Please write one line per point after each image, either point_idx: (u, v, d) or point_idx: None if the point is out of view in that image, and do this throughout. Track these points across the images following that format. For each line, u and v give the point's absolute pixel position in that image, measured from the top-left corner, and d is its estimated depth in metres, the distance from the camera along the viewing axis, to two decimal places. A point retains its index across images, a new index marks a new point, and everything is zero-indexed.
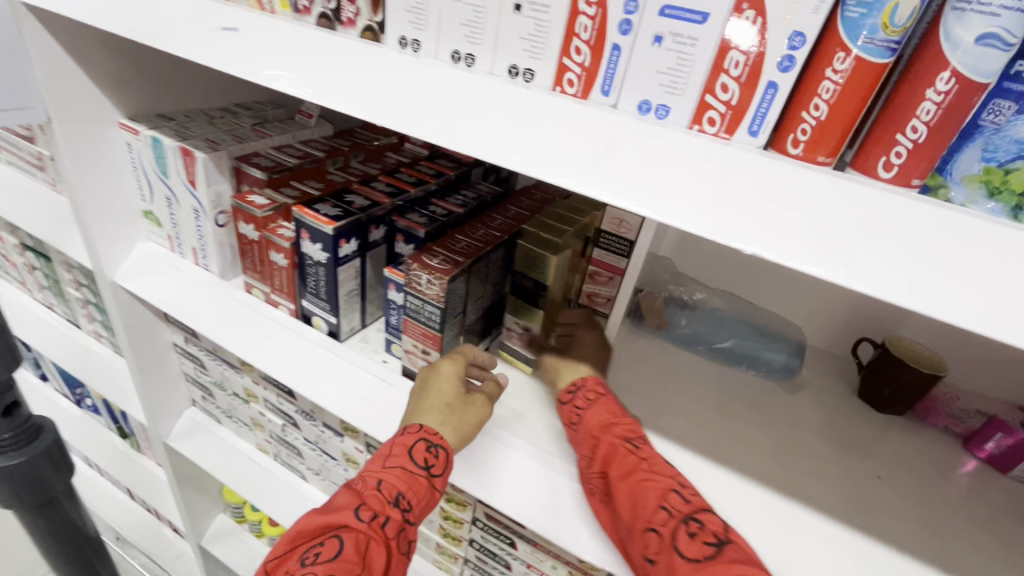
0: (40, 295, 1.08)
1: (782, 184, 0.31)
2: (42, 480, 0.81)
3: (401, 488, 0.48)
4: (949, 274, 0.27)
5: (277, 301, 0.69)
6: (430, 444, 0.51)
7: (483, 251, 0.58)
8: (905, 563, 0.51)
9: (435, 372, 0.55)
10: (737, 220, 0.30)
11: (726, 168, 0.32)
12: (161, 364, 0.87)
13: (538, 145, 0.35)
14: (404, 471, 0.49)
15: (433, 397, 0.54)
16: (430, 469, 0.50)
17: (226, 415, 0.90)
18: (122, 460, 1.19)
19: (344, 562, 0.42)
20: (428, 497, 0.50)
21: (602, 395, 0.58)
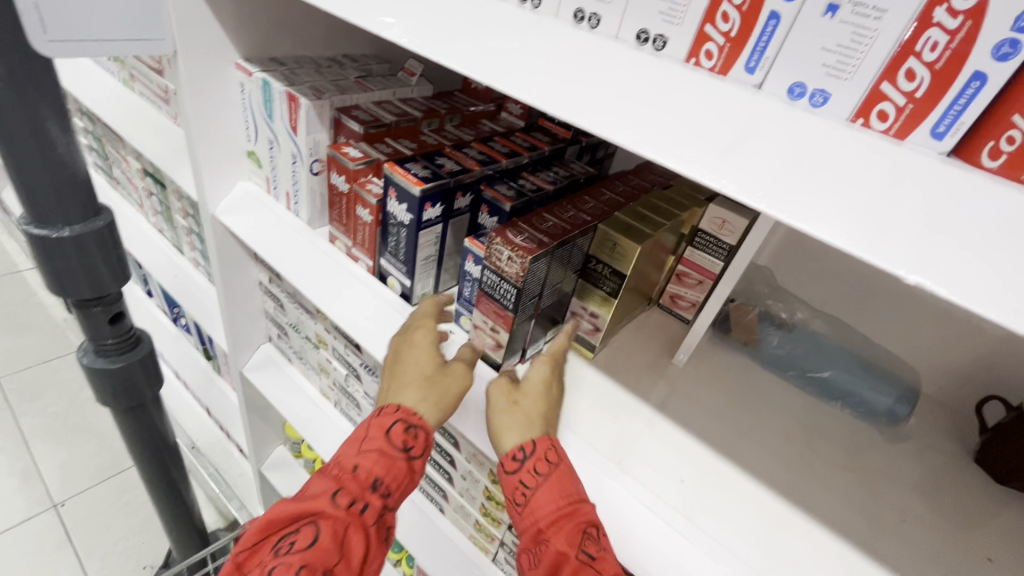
0: (153, 219, 1.18)
1: (964, 200, 0.25)
2: (136, 386, 0.89)
3: (378, 474, 0.49)
4: None
5: (356, 256, 0.70)
6: (409, 425, 0.51)
7: (570, 234, 0.54)
8: None
9: (411, 343, 0.55)
10: (898, 237, 0.25)
11: (892, 174, 0.26)
12: (247, 299, 0.92)
13: (660, 125, 0.30)
14: (380, 455, 0.50)
15: (410, 374, 0.53)
16: (409, 451, 0.51)
17: (296, 356, 0.94)
18: (204, 380, 1.30)
19: (319, 550, 0.44)
20: (406, 478, 0.51)
21: (555, 466, 0.49)
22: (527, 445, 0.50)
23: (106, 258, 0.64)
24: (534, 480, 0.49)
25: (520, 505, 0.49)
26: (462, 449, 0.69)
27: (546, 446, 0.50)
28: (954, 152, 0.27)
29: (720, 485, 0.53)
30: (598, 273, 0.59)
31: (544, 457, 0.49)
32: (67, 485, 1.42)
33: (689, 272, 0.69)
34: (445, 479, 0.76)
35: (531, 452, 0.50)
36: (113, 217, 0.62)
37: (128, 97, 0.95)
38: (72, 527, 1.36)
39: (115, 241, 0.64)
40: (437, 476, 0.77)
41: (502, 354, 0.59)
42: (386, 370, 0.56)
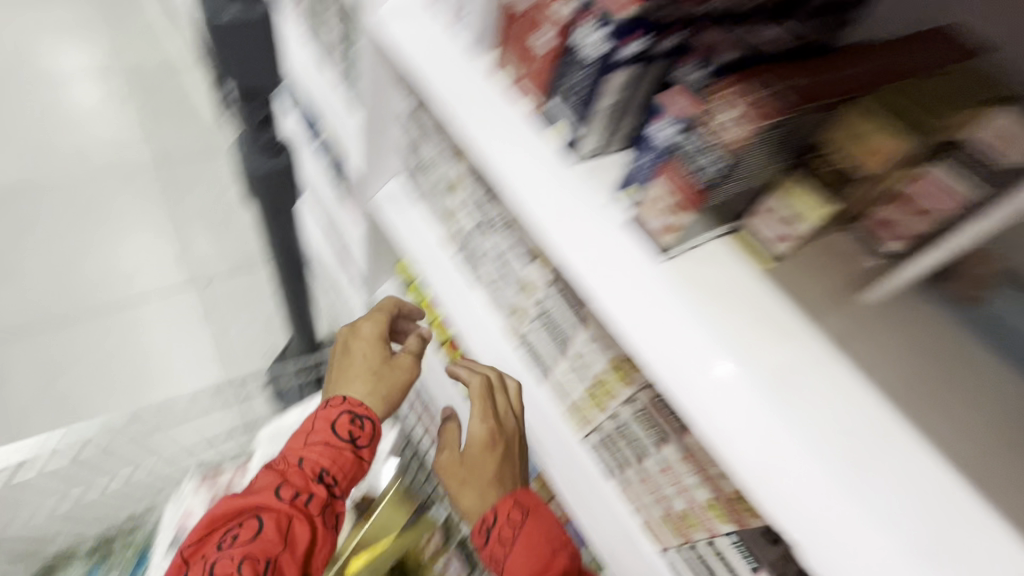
0: (302, 24, 1.14)
1: None
2: (278, 192, 0.93)
3: (322, 462, 0.69)
4: None
5: (521, 91, 0.60)
6: (354, 420, 0.72)
7: (813, 106, 0.43)
8: None
9: (391, 367, 0.78)
10: None
11: None
12: (386, 124, 0.87)
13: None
14: (326, 445, 0.69)
15: (355, 369, 0.76)
16: (355, 440, 0.71)
17: (424, 197, 0.92)
18: (331, 201, 1.35)
19: (262, 541, 0.61)
20: (353, 466, 0.71)
21: (523, 521, 0.68)
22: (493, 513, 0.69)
23: None
24: (504, 537, 0.67)
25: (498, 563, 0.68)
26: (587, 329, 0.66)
27: (509, 510, 0.68)
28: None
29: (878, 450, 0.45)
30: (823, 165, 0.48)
31: (514, 508, 0.68)
32: (212, 267, 1.63)
33: None
34: (552, 355, 0.73)
35: (501, 514, 0.68)
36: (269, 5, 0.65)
37: None
38: (216, 303, 1.58)
39: None
40: (543, 350, 0.75)
41: (673, 238, 0.49)
42: (333, 372, 0.78)
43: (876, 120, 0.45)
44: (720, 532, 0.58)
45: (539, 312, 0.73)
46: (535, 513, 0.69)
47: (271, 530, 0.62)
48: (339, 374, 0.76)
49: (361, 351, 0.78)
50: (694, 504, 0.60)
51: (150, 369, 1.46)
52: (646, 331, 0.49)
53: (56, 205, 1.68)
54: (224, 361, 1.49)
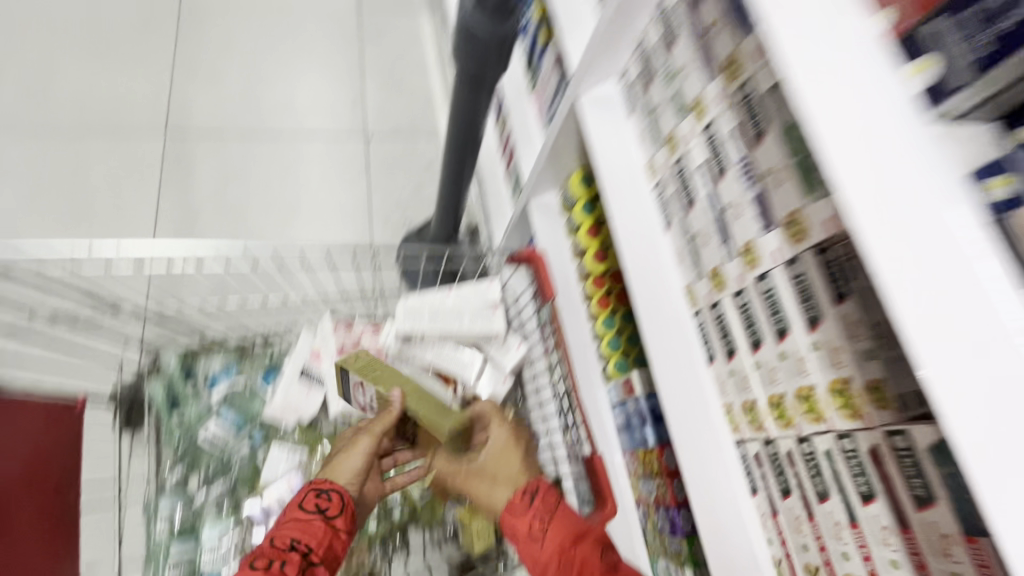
0: None
1: None
2: (486, 61, 0.84)
3: (296, 535, 0.63)
4: None
5: (879, 4, 0.42)
6: (320, 492, 0.68)
7: None
8: None
9: (342, 459, 0.72)
10: None
11: None
12: (633, 18, 0.74)
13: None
14: (300, 522, 0.65)
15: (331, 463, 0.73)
16: (324, 513, 0.66)
17: (642, 107, 0.78)
18: (517, 93, 1.26)
19: None
20: (328, 537, 0.65)
21: (554, 508, 0.65)
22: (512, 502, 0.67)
23: None
24: (534, 534, 0.64)
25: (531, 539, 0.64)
26: (816, 330, 0.52)
27: (517, 499, 0.67)
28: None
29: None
30: None
31: (545, 498, 0.66)
32: (381, 126, 1.64)
33: None
34: (746, 342, 0.61)
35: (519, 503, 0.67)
36: None
37: None
38: (371, 162, 1.60)
39: None
40: (736, 332, 0.62)
41: None
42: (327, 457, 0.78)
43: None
44: None
45: (777, 272, 0.55)
46: (563, 512, 0.65)
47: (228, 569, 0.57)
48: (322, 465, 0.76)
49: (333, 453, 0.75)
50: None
51: (301, 203, 1.53)
52: (906, 267, 0.36)
53: (262, 20, 1.73)
54: (365, 220, 1.53)
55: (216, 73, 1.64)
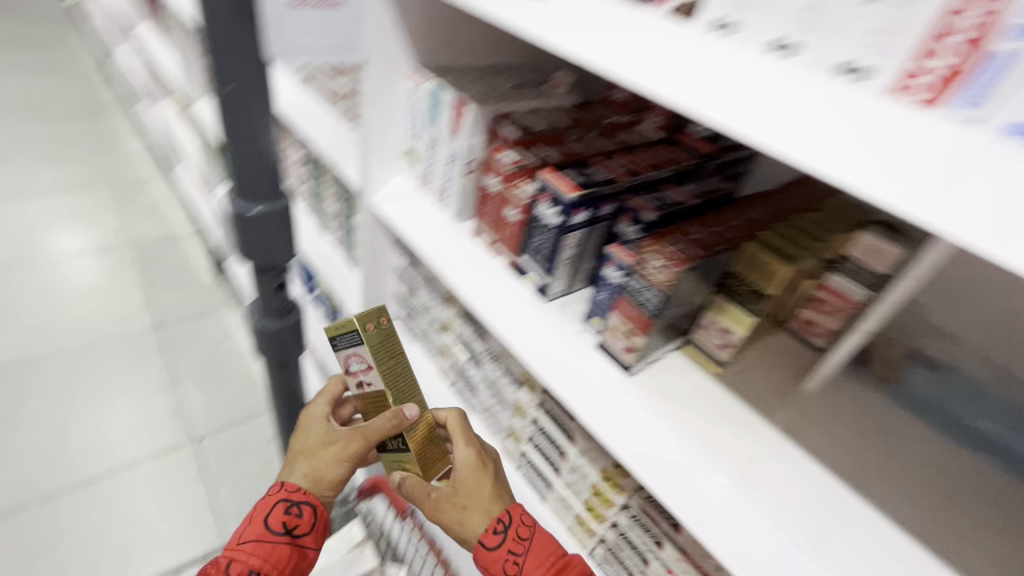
0: (305, 201, 1.33)
1: None
2: (286, 347, 1.02)
3: (254, 564, 0.62)
4: None
5: (497, 251, 0.74)
6: (291, 504, 0.66)
7: (717, 250, 0.54)
8: None
9: (324, 449, 0.69)
10: None
11: None
12: (384, 281, 1.02)
13: (891, 146, 0.31)
14: (260, 538, 0.64)
15: (304, 449, 0.70)
16: (289, 532, 0.65)
17: (420, 334, 1.02)
18: (328, 348, 1.46)
19: None
20: (294, 557, 0.66)
21: (530, 532, 0.62)
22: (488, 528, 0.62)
23: None
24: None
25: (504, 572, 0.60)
26: (577, 443, 0.72)
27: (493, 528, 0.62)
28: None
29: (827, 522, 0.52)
30: (737, 290, 0.59)
31: (518, 532, 0.61)
32: (208, 424, 1.65)
33: (829, 297, 0.65)
34: (551, 471, 0.79)
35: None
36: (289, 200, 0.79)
37: (300, 95, 1.07)
38: (209, 461, 1.57)
39: None
40: (543, 466, 0.80)
41: (634, 357, 0.60)
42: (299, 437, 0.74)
43: (764, 259, 0.56)
44: None
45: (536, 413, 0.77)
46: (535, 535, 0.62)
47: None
48: (305, 444, 0.71)
49: (316, 436, 0.71)
50: None
51: (136, 538, 1.40)
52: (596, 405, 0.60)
53: (52, 375, 1.71)
54: (215, 523, 1.45)
55: (3, 447, 1.52)
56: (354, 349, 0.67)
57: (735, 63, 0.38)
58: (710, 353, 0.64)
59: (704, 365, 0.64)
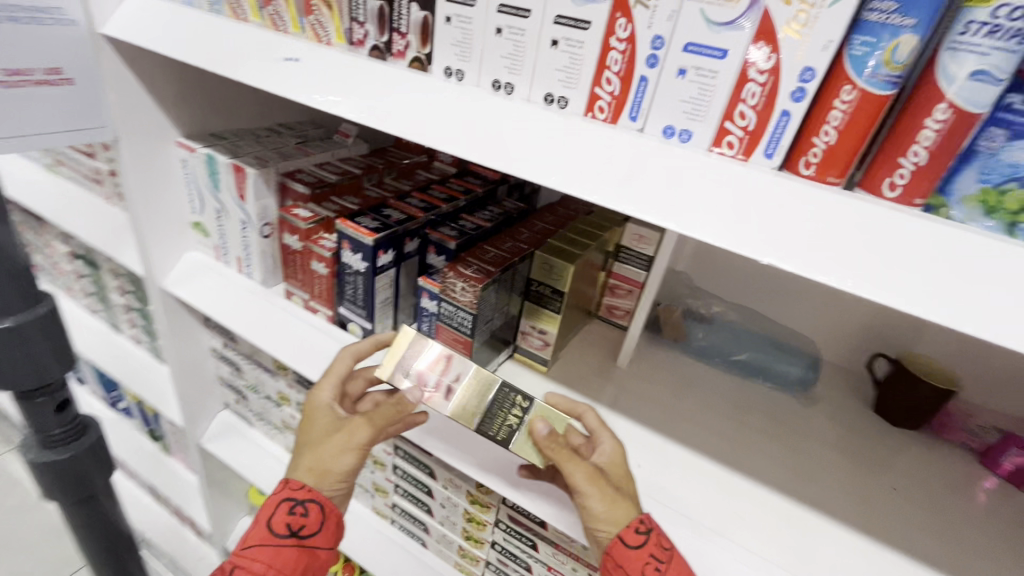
0: (84, 300, 1.13)
1: (774, 196, 0.35)
2: (86, 476, 0.85)
3: (257, 573, 0.46)
4: (887, 273, 0.31)
5: (314, 308, 0.72)
6: (294, 504, 0.48)
7: (511, 261, 0.60)
8: (885, 552, 0.56)
9: (332, 437, 0.50)
10: (743, 230, 0.34)
11: (730, 185, 0.36)
12: (200, 368, 0.91)
13: (593, 157, 0.39)
14: (262, 547, 0.47)
15: (304, 443, 0.51)
16: (297, 533, 0.48)
17: (256, 416, 0.94)
18: (153, 462, 1.25)
19: None
20: (303, 560, 0.48)
21: (669, 552, 0.47)
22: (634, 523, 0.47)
23: (34, 352, 0.64)
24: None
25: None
26: (438, 477, 0.71)
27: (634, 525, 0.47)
28: (861, 184, 0.35)
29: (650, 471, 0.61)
30: (542, 294, 0.66)
31: (661, 541, 0.47)
32: None
33: (619, 283, 0.80)
34: (423, 513, 0.78)
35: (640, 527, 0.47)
36: (53, 302, 0.66)
37: (47, 182, 0.92)
38: None
39: (45, 333, 0.65)
40: (416, 511, 0.79)
41: None
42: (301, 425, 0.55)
43: (555, 263, 0.62)
44: None
45: (394, 460, 0.75)
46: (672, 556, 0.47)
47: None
48: (308, 435, 0.52)
49: (321, 422, 0.52)
50: None
51: None
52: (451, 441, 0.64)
53: None
54: None
55: None
56: (427, 354, 0.54)
57: (468, 103, 0.44)
58: (537, 356, 0.71)
59: (534, 367, 0.71)
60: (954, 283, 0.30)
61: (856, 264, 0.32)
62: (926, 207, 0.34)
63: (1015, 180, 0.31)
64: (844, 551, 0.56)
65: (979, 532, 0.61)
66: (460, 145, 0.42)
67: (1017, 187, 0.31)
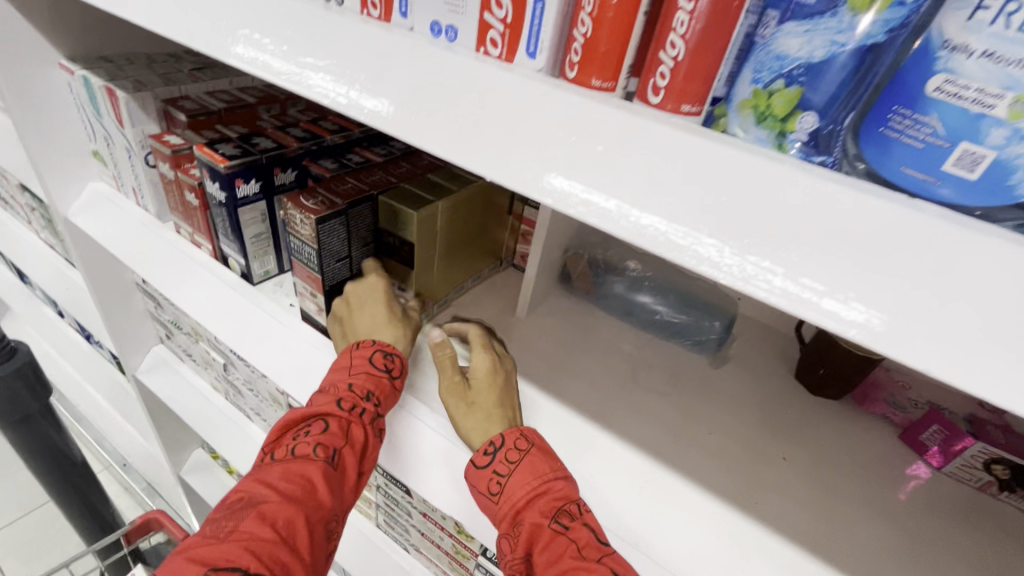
0: (42, 234, 1.16)
1: (522, 102, 0.29)
2: (18, 397, 0.89)
3: (370, 387, 0.53)
4: (615, 187, 0.27)
5: (199, 242, 0.71)
6: (386, 354, 0.55)
7: (366, 195, 0.56)
8: (744, 522, 0.52)
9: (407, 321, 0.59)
10: (480, 140, 0.30)
11: (481, 90, 0.31)
12: (127, 301, 0.93)
13: (356, 61, 0.35)
14: (369, 374, 0.53)
15: (371, 318, 0.56)
16: (391, 372, 0.55)
17: (185, 353, 0.96)
18: (120, 393, 1.31)
19: (326, 439, 0.50)
20: (394, 392, 0.56)
21: (519, 458, 0.50)
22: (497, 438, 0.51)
23: None
24: (492, 492, 0.50)
25: (496, 495, 0.50)
26: None
27: (515, 438, 0.51)
28: (636, 91, 0.30)
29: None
30: None
31: (507, 456, 0.50)
32: None
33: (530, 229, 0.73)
34: None
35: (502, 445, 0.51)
36: None
37: None
38: (1, 557, 1.32)
39: None
40: None
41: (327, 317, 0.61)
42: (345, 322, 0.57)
43: (400, 209, 0.56)
44: (477, 549, 0.63)
45: (287, 399, 0.75)
46: (544, 454, 0.51)
47: (293, 477, 0.46)
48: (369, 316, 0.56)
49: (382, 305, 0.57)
50: (452, 536, 0.65)
51: None
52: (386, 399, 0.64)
53: None
54: None
55: None
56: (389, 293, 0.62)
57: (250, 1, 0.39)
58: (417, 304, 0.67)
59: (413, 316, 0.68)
60: (682, 200, 0.26)
61: (585, 173, 0.28)
62: (701, 115, 0.28)
63: (784, 78, 0.25)
64: (698, 518, 0.52)
65: (867, 508, 0.56)
66: (237, 48, 0.38)
67: (785, 88, 0.25)
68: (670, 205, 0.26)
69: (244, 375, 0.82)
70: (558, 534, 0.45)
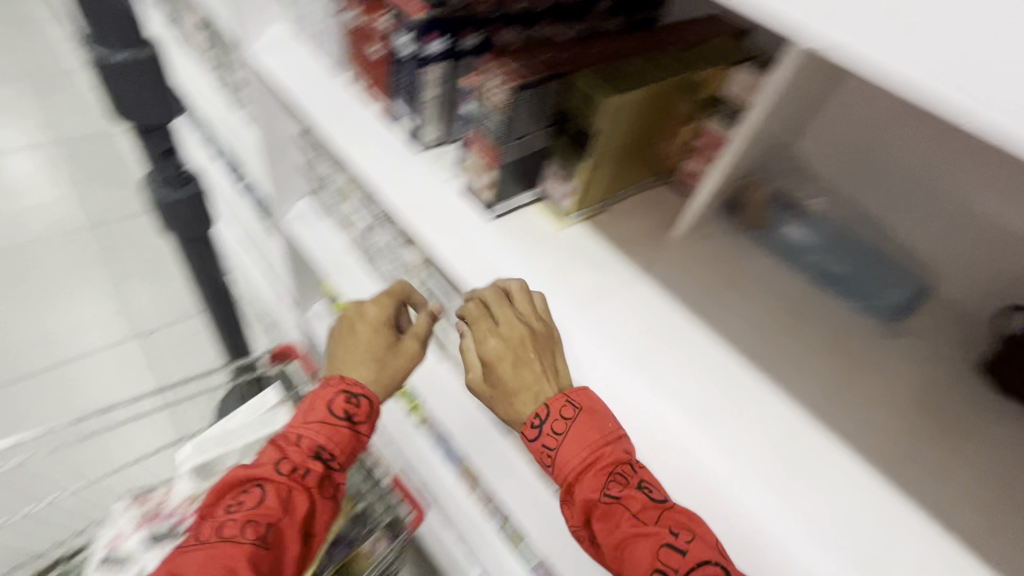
0: (212, 75, 1.24)
1: None
2: (188, 220, 0.99)
3: (320, 441, 0.60)
4: None
5: (372, 98, 0.72)
6: (351, 395, 0.62)
7: (565, 69, 0.53)
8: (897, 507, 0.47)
9: (386, 346, 0.65)
10: None
11: None
12: (285, 151, 0.98)
13: None
14: (322, 423, 0.61)
15: (353, 351, 0.65)
16: (351, 418, 0.62)
17: (328, 210, 1.01)
18: (259, 238, 1.44)
19: (265, 508, 0.55)
20: (352, 442, 0.63)
21: (569, 420, 0.48)
22: (542, 408, 0.49)
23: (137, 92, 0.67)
24: (547, 465, 0.50)
25: (552, 464, 0.50)
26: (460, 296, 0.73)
27: (562, 403, 0.49)
28: None
29: (670, 341, 0.55)
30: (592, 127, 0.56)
31: (554, 427, 0.49)
32: (154, 319, 1.64)
33: (708, 143, 0.64)
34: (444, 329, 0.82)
35: (550, 410, 0.49)
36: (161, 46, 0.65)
37: None
38: (153, 351, 1.57)
39: (150, 77, 0.66)
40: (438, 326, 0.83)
41: (491, 194, 0.60)
42: (340, 345, 0.66)
43: (591, 95, 0.51)
44: None
45: (426, 269, 0.78)
46: (596, 414, 0.48)
47: (217, 562, 0.50)
48: (356, 341, 0.65)
49: (367, 337, 0.65)
50: None
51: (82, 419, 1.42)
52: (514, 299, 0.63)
53: None
54: None
55: None
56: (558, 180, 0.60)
57: None
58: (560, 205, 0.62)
59: (553, 216, 0.63)
60: None
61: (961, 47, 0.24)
62: None
63: None
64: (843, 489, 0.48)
65: None
66: None
67: None
68: (997, 126, 0.24)
69: (383, 240, 0.85)
70: (611, 505, 0.45)
